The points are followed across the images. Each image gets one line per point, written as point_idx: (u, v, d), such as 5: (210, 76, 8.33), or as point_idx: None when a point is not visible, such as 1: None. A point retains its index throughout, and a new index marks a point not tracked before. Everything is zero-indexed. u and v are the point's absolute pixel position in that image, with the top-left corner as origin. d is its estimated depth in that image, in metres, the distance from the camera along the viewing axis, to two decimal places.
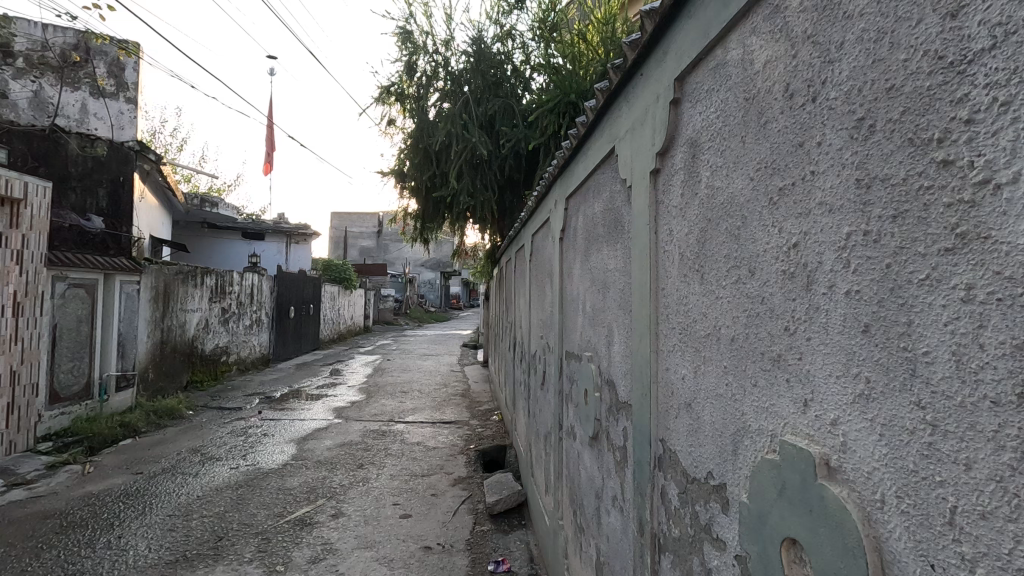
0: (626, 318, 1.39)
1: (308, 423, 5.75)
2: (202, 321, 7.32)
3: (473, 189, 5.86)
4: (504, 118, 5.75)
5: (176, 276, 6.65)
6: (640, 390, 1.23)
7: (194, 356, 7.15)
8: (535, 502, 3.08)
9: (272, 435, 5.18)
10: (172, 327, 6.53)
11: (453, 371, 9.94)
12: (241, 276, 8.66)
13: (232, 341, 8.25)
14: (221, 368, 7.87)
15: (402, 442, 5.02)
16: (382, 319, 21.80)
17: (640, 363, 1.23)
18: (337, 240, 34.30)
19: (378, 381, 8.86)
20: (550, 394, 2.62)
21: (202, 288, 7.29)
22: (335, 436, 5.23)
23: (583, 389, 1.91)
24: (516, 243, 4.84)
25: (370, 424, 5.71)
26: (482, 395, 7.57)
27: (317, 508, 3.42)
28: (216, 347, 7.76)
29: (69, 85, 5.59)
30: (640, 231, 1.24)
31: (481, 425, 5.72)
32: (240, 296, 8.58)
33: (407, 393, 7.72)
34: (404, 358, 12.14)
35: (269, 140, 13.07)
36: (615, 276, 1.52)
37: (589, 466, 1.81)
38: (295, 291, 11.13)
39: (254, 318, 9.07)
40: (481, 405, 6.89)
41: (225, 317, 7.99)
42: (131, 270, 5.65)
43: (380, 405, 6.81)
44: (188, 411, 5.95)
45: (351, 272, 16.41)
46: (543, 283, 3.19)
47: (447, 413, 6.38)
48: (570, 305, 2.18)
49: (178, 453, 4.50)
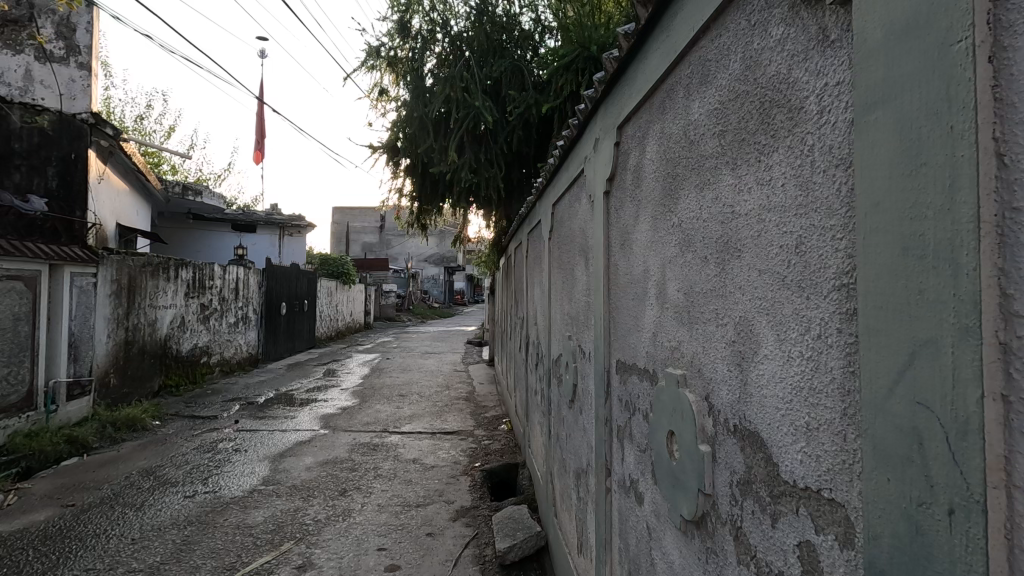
0: (816, 308, 0.63)
1: (288, 436, 5.01)
2: (178, 319, 6.62)
3: (476, 165, 5.12)
4: (511, 83, 4.97)
5: (144, 268, 5.91)
6: (918, 487, 0.48)
7: (169, 358, 6.43)
8: (562, 555, 2.34)
9: (246, 452, 4.45)
10: (139, 326, 5.81)
11: (456, 372, 9.19)
12: (225, 269, 7.94)
13: (213, 340, 7.54)
14: (200, 370, 7.16)
15: (396, 460, 4.29)
16: (385, 315, 21.08)
17: (918, 420, 0.48)
18: (338, 235, 33.55)
19: (375, 382, 8.14)
20: (587, 420, 1.86)
21: (176, 283, 6.58)
22: (318, 452, 4.50)
23: (656, 430, 1.15)
24: (528, 223, 4.07)
25: (361, 437, 4.98)
26: (488, 399, 6.83)
27: (281, 556, 2.68)
28: (194, 348, 7.04)
29: (10, 48, 4.84)
30: (912, 77, 0.49)
31: (487, 437, 4.98)
32: (223, 291, 7.86)
33: (406, 397, 6.99)
34: (404, 357, 11.40)
35: (260, 126, 12.37)
36: (757, 226, 0.76)
37: (677, 565, 1.06)
38: (287, 285, 10.41)
39: (239, 316, 8.36)
40: (487, 411, 6.15)
41: (205, 314, 7.29)
42: (86, 262, 4.93)
43: (374, 412, 6.07)
44: (154, 421, 5.23)
45: (350, 266, 15.67)
46: (562, 270, 2.44)
47: (449, 421, 5.64)
48: (622, 293, 1.43)
49: (129, 476, 3.79)
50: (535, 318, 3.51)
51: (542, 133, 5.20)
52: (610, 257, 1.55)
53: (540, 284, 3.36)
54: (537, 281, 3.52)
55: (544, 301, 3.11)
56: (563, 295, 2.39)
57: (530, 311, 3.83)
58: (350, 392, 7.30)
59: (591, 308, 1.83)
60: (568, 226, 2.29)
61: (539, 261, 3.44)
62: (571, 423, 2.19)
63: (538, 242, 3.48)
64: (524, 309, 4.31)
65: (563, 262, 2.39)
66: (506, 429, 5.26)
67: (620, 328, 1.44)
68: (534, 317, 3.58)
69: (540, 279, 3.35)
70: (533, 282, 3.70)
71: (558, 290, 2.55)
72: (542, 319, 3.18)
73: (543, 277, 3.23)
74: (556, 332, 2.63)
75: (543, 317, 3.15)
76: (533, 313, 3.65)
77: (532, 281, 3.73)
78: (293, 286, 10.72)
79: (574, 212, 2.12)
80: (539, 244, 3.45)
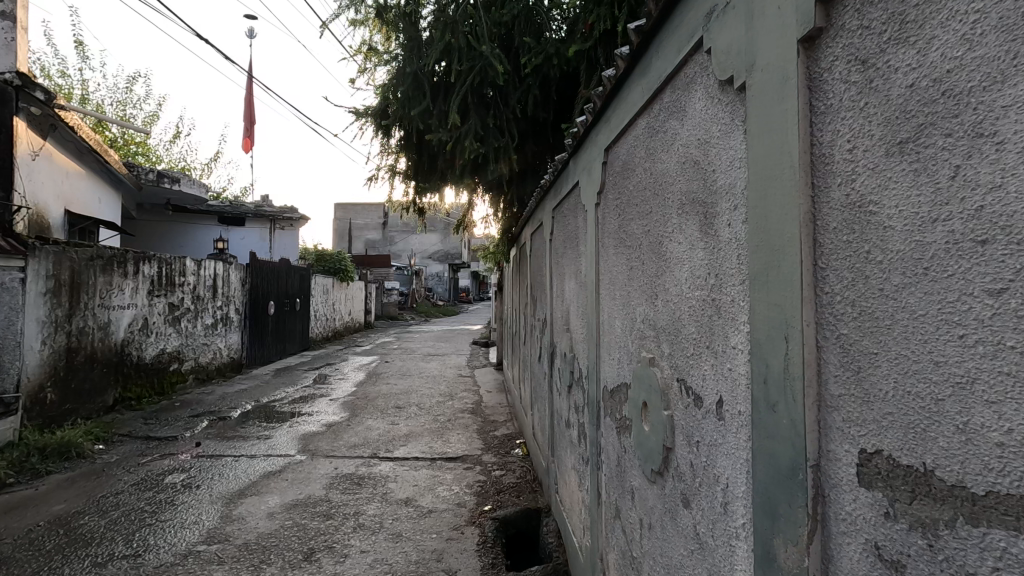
0: None
1: (256, 465, 4.12)
2: (140, 322, 5.75)
3: (483, 133, 4.23)
4: (526, 30, 4.00)
5: (93, 262, 5.03)
6: None
7: (127, 367, 5.55)
8: None
9: (197, 490, 3.56)
10: (86, 330, 4.94)
11: (460, 378, 8.28)
12: (200, 264, 7.06)
13: (186, 344, 6.68)
14: (169, 379, 6.30)
15: (383, 502, 3.38)
16: (386, 314, 20.24)
17: None
18: (339, 232, 32.67)
19: (368, 391, 7.23)
20: (711, 532, 0.97)
21: (137, 279, 5.72)
22: (287, 489, 3.60)
23: None
24: (550, 198, 3.15)
25: (343, 466, 4.08)
26: (497, 413, 5.91)
27: None
28: (162, 354, 6.18)
29: None
30: None
31: (498, 467, 4.06)
32: (199, 289, 6.99)
33: (403, 409, 6.09)
34: (404, 360, 10.49)
35: (250, 112, 11.55)
36: None
37: None
38: (275, 283, 9.55)
39: (217, 316, 7.50)
40: (496, 428, 5.26)
41: (174, 315, 6.42)
42: (11, 253, 4.06)
43: (363, 429, 5.17)
44: (97, 445, 4.35)
45: (349, 262, 14.79)
46: (621, 248, 1.54)
47: (451, 443, 4.74)
48: (911, 273, 0.55)
49: (32, 532, 2.91)
50: (563, 321, 2.60)
51: (563, 95, 4.30)
52: (827, 192, 0.66)
53: (569, 277, 2.45)
54: (564, 272, 2.60)
55: (580, 299, 2.20)
56: (628, 291, 1.50)
57: (554, 311, 2.92)
58: (340, 404, 6.40)
59: (718, 314, 0.94)
60: (640, 171, 1.37)
61: (569, 245, 2.52)
62: (652, 504, 1.29)
63: (567, 219, 2.56)
64: (543, 308, 3.40)
65: (625, 234, 1.49)
66: (521, 454, 4.36)
67: (907, 364, 0.55)
68: (561, 320, 2.66)
69: (569, 271, 2.44)
70: (558, 273, 2.78)
71: (613, 278, 1.64)
72: (576, 323, 2.27)
73: (575, 263, 2.30)
74: (606, 345, 1.73)
75: (577, 319, 2.24)
76: (559, 313, 2.73)
77: (557, 272, 2.82)
78: (283, 283, 9.86)
79: (662, 139, 1.21)
80: (570, 223, 2.53)
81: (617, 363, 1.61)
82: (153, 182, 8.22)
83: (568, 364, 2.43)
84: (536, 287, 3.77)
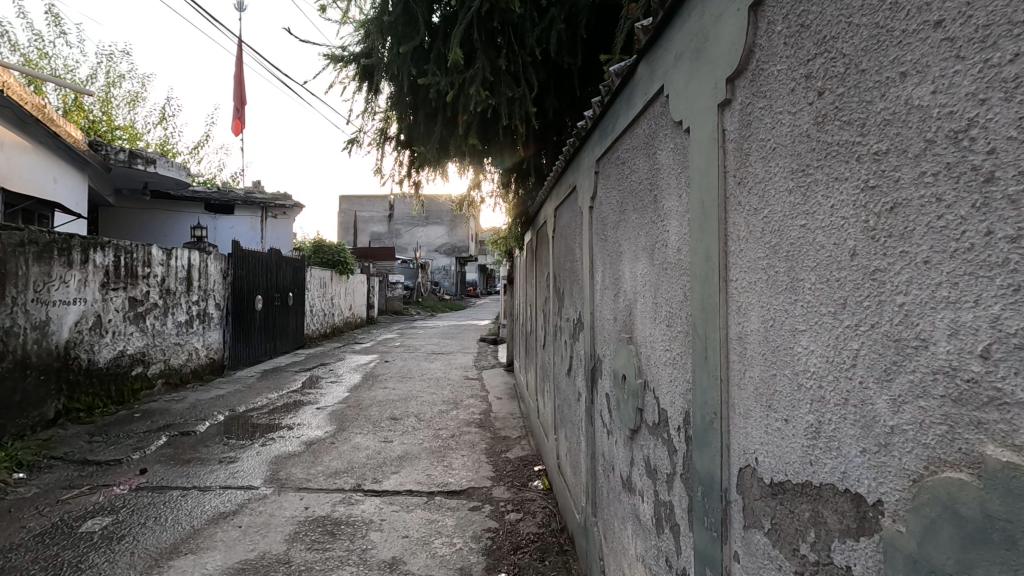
0: None
1: (207, 501, 3.28)
2: (90, 320, 4.94)
3: (492, 80, 3.33)
4: None
5: (25, 248, 4.20)
6: None
7: (73, 373, 4.73)
8: None
9: (116, 547, 2.70)
10: (17, 331, 4.11)
11: (466, 381, 7.40)
12: (171, 253, 6.23)
13: (152, 345, 5.86)
14: (130, 386, 5.48)
15: (359, 565, 2.52)
16: (391, 309, 19.45)
17: None
18: (345, 225, 31.72)
19: (361, 399, 6.37)
20: None
21: (86, 269, 4.90)
22: (236, 543, 2.74)
23: None
24: (586, 152, 2.24)
25: (315, 506, 3.22)
26: (510, 427, 5.01)
27: None
28: (121, 357, 5.36)
29: None
30: None
31: (513, 508, 3.17)
32: (168, 282, 6.16)
33: (399, 423, 5.19)
34: (405, 359, 9.61)
35: (239, 92, 10.73)
36: None
37: None
38: (263, 275, 8.73)
39: (192, 312, 6.67)
40: (509, 448, 4.38)
41: (137, 311, 5.60)
42: None
43: (348, 451, 4.29)
44: (15, 475, 3.52)
45: (348, 254, 13.95)
46: (840, 166, 0.66)
47: (453, 468, 3.87)
48: None
49: None
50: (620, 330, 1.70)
51: (592, 33, 3.38)
52: None
53: (632, 259, 1.55)
54: (621, 251, 1.69)
55: (663, 289, 1.29)
56: (861, 275, 0.62)
57: (598, 310, 2.02)
58: (326, 415, 5.55)
59: None
60: None
61: (628, 208, 1.61)
62: None
63: (624, 169, 1.65)
64: (577, 306, 2.50)
65: (866, 125, 0.61)
66: (542, 488, 3.47)
67: None
68: (615, 326, 1.76)
69: (633, 247, 1.54)
70: (607, 255, 1.87)
71: (793, 244, 0.75)
72: (652, 333, 1.37)
73: (650, 233, 1.38)
74: (761, 385, 0.83)
75: (657, 327, 1.34)
76: (610, 313, 1.81)
77: (605, 255, 1.90)
78: (272, 276, 9.05)
79: None
80: (629, 172, 1.61)
81: (808, 433, 0.72)
82: (125, 163, 7.40)
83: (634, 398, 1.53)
84: (564, 275, 2.87)
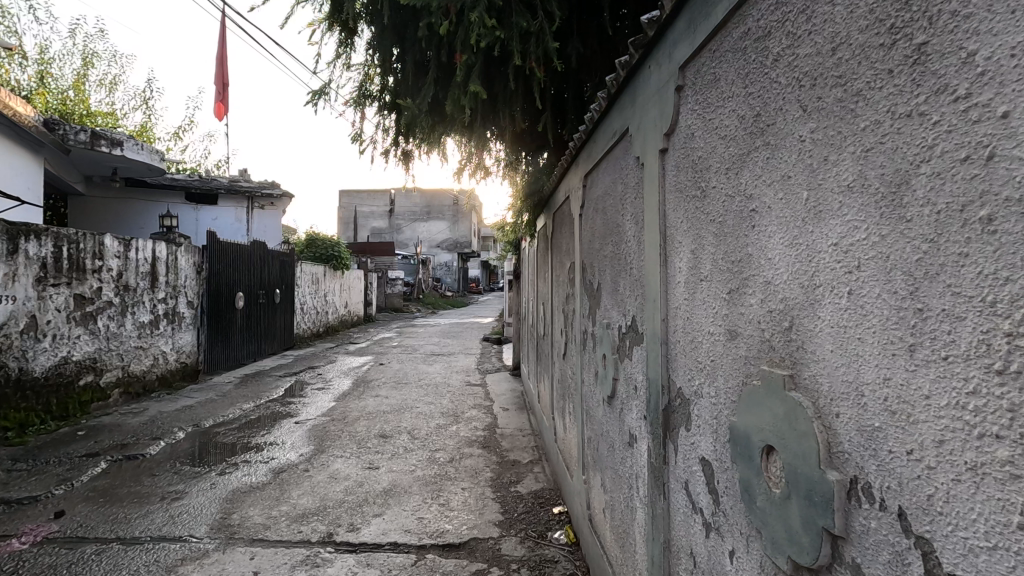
0: None
1: (128, 560, 2.52)
2: (21, 321, 4.19)
3: (500, 9, 2.51)
4: None
5: None
6: None
7: None
8: None
9: None
10: None
11: (468, 388, 6.64)
12: (131, 244, 5.47)
13: (105, 350, 5.09)
14: (76, 397, 4.71)
15: None
16: (391, 305, 18.75)
17: None
18: (344, 219, 30.94)
19: (348, 410, 5.59)
20: None
21: (15, 260, 4.14)
22: None
23: None
24: (650, 71, 1.43)
25: (267, 570, 2.43)
26: (519, 449, 4.22)
27: None
28: (65, 364, 4.60)
29: None
30: None
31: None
32: (127, 276, 5.40)
33: (389, 443, 4.41)
34: (402, 362, 8.82)
35: (222, 73, 9.98)
36: None
37: None
38: (245, 270, 7.98)
39: (158, 311, 5.92)
40: (520, 478, 3.60)
41: (84, 311, 4.83)
42: None
43: (323, 483, 3.51)
44: None
45: (343, 249, 13.17)
46: None
47: (452, 509, 3.09)
48: None
49: None
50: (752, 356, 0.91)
51: None
52: None
53: (800, 219, 0.76)
54: (754, 207, 0.90)
55: (973, 276, 0.50)
56: None
57: (681, 318, 1.23)
58: (304, 432, 4.77)
59: None
60: None
61: (777, 118, 0.82)
62: None
63: (763, 50, 0.86)
64: (629, 309, 1.71)
65: None
66: (566, 542, 2.68)
67: None
68: (735, 348, 0.97)
69: (803, 192, 0.76)
70: (708, 223, 1.08)
71: None
72: (903, 386, 0.58)
73: (901, 147, 0.59)
74: None
75: (935, 367, 0.54)
76: (720, 325, 1.02)
77: (703, 223, 1.11)
78: (256, 270, 8.29)
79: None
80: (778, 50, 0.82)
81: None
82: (86, 144, 6.63)
83: (807, 504, 0.74)
84: (602, 264, 2.09)
